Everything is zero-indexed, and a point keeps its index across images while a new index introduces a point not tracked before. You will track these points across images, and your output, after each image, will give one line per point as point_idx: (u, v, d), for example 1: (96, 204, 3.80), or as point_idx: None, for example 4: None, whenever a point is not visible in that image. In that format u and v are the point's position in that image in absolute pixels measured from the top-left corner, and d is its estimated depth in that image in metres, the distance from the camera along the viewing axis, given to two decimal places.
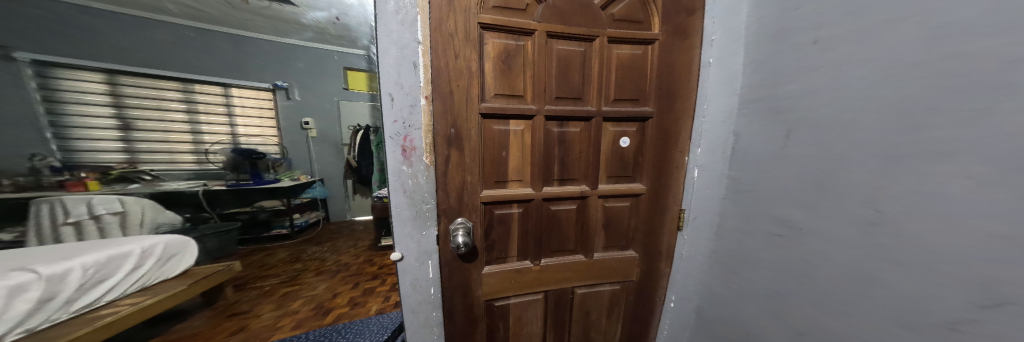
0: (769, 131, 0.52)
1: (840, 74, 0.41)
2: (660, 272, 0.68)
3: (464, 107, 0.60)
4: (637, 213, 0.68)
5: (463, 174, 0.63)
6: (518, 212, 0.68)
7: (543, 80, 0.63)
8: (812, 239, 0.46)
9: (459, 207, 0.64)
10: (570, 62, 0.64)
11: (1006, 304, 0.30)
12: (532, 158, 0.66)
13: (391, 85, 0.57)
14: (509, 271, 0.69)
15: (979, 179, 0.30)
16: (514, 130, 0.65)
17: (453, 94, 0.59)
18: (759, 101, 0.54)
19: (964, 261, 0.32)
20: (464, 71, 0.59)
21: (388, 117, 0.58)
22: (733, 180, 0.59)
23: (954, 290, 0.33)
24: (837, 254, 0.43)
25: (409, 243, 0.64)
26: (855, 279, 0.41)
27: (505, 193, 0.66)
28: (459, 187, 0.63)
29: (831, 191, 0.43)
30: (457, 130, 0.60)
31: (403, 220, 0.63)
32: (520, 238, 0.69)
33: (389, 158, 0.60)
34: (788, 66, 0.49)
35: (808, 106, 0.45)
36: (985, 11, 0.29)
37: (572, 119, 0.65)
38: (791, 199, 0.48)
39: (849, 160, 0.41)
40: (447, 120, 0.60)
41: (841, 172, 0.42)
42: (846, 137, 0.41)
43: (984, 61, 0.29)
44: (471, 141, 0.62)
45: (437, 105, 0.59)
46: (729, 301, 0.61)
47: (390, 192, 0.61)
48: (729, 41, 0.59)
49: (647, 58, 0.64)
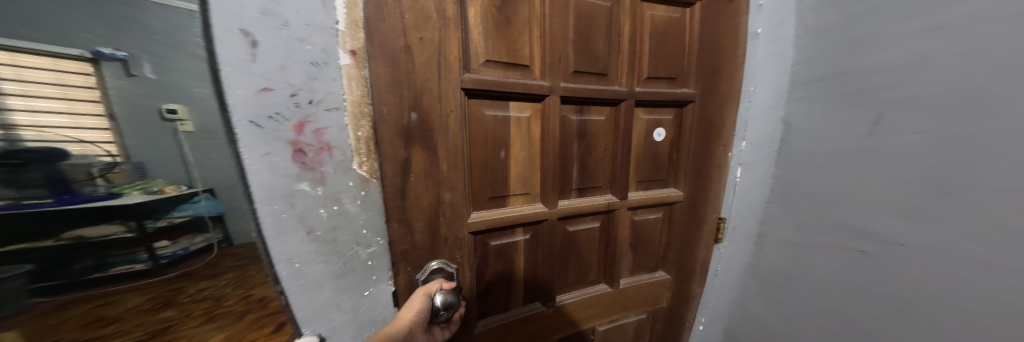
0: (842, 117, 0.40)
1: (976, 31, 0.28)
2: (693, 292, 0.57)
3: (436, 75, 0.33)
4: (671, 225, 0.56)
5: (435, 190, 0.36)
6: (524, 241, 0.46)
7: (560, 45, 0.41)
8: (919, 260, 0.34)
9: (433, 246, 0.38)
10: (593, 19, 0.43)
11: None
12: (543, 160, 0.44)
13: (250, 16, 0.26)
14: (514, 323, 0.47)
15: None
16: (516, 118, 0.41)
17: (412, 44, 0.32)
18: (823, 80, 0.42)
19: None
20: (429, 13, 0.32)
21: (238, 84, 0.26)
22: (782, 180, 0.49)
23: None
24: (966, 282, 0.31)
25: (336, 316, 0.36)
26: (999, 319, 0.29)
27: (502, 216, 0.42)
28: (431, 214, 0.37)
29: (951, 195, 0.31)
30: (421, 116, 0.33)
31: (316, 283, 0.34)
32: (526, 277, 0.47)
33: (259, 168, 0.28)
34: (865, 34, 0.37)
35: (916, 82, 0.33)
36: None
37: (596, 102, 0.46)
38: (886, 208, 0.36)
39: (993, 152, 0.28)
40: (397, 97, 0.32)
41: (973, 170, 0.29)
42: (986, 121, 0.28)
43: None
44: (445, 135, 0.35)
45: (376, 68, 0.30)
46: (775, 323, 0.53)
47: (266, 240, 0.30)
48: (780, 6, 0.46)
49: (685, 25, 0.49)
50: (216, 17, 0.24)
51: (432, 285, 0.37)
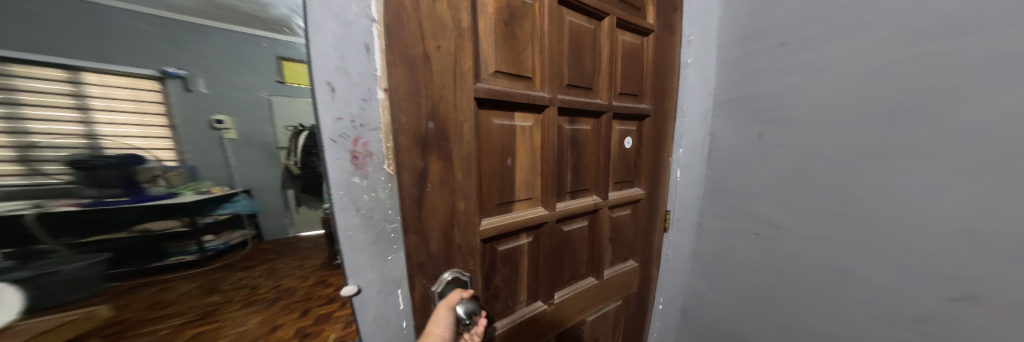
0: (744, 130, 0.54)
1: (811, 77, 0.43)
2: (653, 272, 0.69)
3: (451, 86, 0.41)
4: (634, 219, 0.67)
5: (449, 197, 0.44)
6: (527, 243, 0.57)
7: (555, 59, 0.50)
8: (790, 235, 0.49)
9: (446, 253, 0.46)
10: (582, 39, 0.53)
11: (971, 298, 0.33)
12: (543, 166, 0.55)
13: (331, 73, 0.42)
14: (522, 321, 0.57)
15: (938, 177, 0.33)
16: (521, 126, 0.51)
17: (433, 64, 0.40)
18: (731, 102, 0.55)
19: (929, 256, 0.35)
20: (445, 25, 0.40)
21: (324, 115, 0.42)
22: (711, 180, 0.61)
23: (924, 284, 0.36)
24: (818, 250, 0.46)
25: (370, 274, 0.51)
26: (837, 275, 0.45)
27: (510, 221, 0.52)
28: (447, 220, 0.45)
29: (803, 186, 0.46)
30: (437, 124, 0.41)
31: (358, 248, 0.49)
32: (530, 275, 0.58)
33: (332, 168, 0.44)
34: (754, 70, 0.51)
35: (784, 107, 0.47)
36: (942, 15, 0.31)
37: (584, 113, 0.57)
38: (772, 198, 0.51)
39: (818, 156, 0.44)
40: (418, 104, 0.39)
41: (810, 170, 0.45)
42: (811, 137, 0.44)
43: (951, 60, 0.31)
44: (459, 144, 0.43)
45: (403, 85, 0.38)
46: (712, 299, 0.65)
47: (335, 213, 0.46)
48: (706, 41, 0.59)
49: (645, 51, 0.60)
50: (314, 75, 0.41)
51: (455, 296, 0.42)
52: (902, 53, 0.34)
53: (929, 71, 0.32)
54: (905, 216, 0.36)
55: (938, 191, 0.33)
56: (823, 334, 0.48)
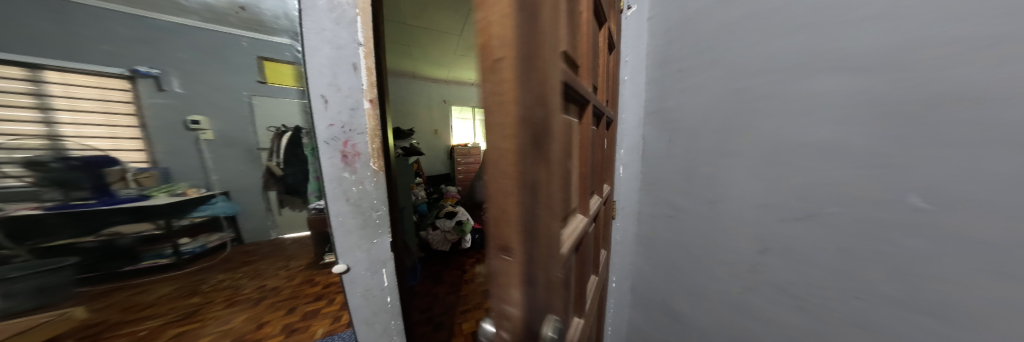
0: (658, 135, 0.67)
1: (693, 96, 0.58)
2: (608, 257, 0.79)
3: (557, 56, 0.27)
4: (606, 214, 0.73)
5: (550, 218, 0.30)
6: (575, 256, 0.47)
7: (589, 56, 0.45)
8: (686, 217, 0.63)
9: (546, 300, 0.30)
10: (597, 38, 0.50)
11: (769, 250, 0.49)
12: (582, 169, 0.47)
13: (325, 88, 0.53)
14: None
15: (753, 167, 0.49)
16: (574, 123, 0.42)
17: (542, 14, 0.24)
18: (652, 113, 0.69)
19: (747, 222, 0.51)
20: None
21: (321, 122, 0.54)
22: (647, 176, 0.73)
23: (746, 243, 0.52)
24: (701, 227, 0.60)
25: (358, 253, 0.62)
26: (706, 244, 0.60)
27: (574, 233, 0.41)
28: (547, 255, 0.30)
29: (691, 179, 0.60)
30: (548, 112, 0.26)
31: (347, 231, 0.60)
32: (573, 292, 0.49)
33: (326, 164, 0.55)
34: (662, 87, 0.65)
35: (680, 118, 0.61)
36: (750, 61, 0.48)
37: (596, 114, 0.55)
38: (676, 189, 0.64)
39: (698, 155, 0.58)
40: (536, 80, 0.23)
41: (696, 167, 0.59)
42: (692, 141, 0.59)
43: (759, 91, 0.47)
44: (558, 141, 0.29)
45: (509, 36, 0.21)
46: (651, 275, 0.76)
47: (328, 200, 0.57)
48: (638, 62, 0.70)
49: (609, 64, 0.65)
50: (313, 91, 0.53)
51: None
52: (736, 82, 0.50)
53: (750, 96, 0.48)
54: (740, 196, 0.52)
55: (753, 177, 0.50)
56: (705, 292, 0.62)
